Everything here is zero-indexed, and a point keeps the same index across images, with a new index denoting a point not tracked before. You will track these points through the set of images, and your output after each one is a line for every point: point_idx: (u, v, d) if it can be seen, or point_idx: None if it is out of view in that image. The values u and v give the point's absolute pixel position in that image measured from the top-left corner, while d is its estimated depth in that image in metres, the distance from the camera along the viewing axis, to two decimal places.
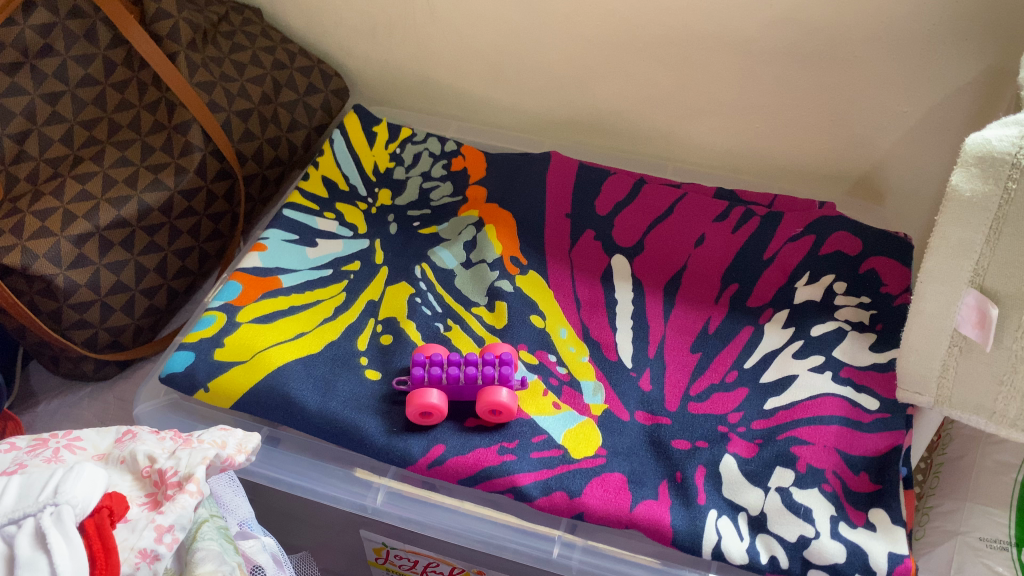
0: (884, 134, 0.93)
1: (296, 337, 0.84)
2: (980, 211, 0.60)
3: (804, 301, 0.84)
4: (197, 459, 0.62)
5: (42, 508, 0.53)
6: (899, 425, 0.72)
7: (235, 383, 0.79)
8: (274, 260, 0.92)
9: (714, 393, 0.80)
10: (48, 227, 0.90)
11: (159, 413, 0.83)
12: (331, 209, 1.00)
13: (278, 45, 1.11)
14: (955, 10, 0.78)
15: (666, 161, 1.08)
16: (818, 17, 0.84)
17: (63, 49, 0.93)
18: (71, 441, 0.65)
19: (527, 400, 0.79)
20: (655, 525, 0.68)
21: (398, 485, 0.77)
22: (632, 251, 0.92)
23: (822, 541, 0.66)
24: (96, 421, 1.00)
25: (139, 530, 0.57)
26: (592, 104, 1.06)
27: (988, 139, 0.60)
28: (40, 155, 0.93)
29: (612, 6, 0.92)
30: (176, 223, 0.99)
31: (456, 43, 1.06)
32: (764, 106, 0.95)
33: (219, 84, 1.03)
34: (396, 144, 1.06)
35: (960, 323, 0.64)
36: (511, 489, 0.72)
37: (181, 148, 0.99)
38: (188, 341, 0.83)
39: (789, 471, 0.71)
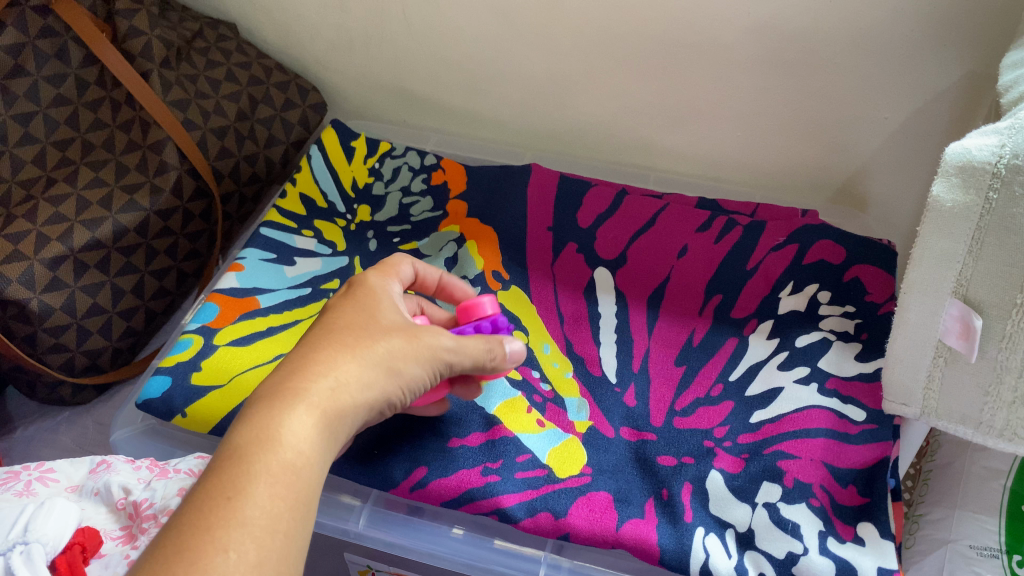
0: (865, 142, 0.93)
1: (274, 359, 0.82)
2: (962, 221, 0.60)
3: (789, 312, 0.84)
4: (172, 490, 0.61)
5: (11, 547, 0.52)
6: (887, 436, 0.71)
7: (212, 408, 0.77)
8: (252, 280, 0.91)
9: (700, 407, 0.79)
10: (22, 251, 0.88)
11: (136, 439, 0.82)
12: (309, 226, 0.99)
13: (253, 60, 1.10)
14: (933, 16, 0.78)
15: (648, 171, 1.08)
16: (796, 25, 0.83)
17: (34, 69, 0.92)
18: (43, 473, 0.64)
19: (511, 417, 0.78)
20: (642, 545, 0.67)
21: (381, 508, 0.77)
22: (615, 264, 0.91)
23: (810, 557, 0.65)
24: (75, 445, 0.99)
25: (112, 566, 0.56)
26: (572, 115, 1.05)
27: (968, 149, 0.61)
28: (13, 177, 0.91)
29: (591, 17, 0.91)
30: (152, 244, 0.98)
31: (434, 56, 1.05)
32: (744, 115, 0.95)
33: (194, 101, 1.02)
34: (374, 158, 1.05)
35: (944, 334, 0.63)
36: (496, 511, 0.70)
37: (155, 167, 0.97)
38: (165, 365, 0.82)
39: (775, 486, 0.70)
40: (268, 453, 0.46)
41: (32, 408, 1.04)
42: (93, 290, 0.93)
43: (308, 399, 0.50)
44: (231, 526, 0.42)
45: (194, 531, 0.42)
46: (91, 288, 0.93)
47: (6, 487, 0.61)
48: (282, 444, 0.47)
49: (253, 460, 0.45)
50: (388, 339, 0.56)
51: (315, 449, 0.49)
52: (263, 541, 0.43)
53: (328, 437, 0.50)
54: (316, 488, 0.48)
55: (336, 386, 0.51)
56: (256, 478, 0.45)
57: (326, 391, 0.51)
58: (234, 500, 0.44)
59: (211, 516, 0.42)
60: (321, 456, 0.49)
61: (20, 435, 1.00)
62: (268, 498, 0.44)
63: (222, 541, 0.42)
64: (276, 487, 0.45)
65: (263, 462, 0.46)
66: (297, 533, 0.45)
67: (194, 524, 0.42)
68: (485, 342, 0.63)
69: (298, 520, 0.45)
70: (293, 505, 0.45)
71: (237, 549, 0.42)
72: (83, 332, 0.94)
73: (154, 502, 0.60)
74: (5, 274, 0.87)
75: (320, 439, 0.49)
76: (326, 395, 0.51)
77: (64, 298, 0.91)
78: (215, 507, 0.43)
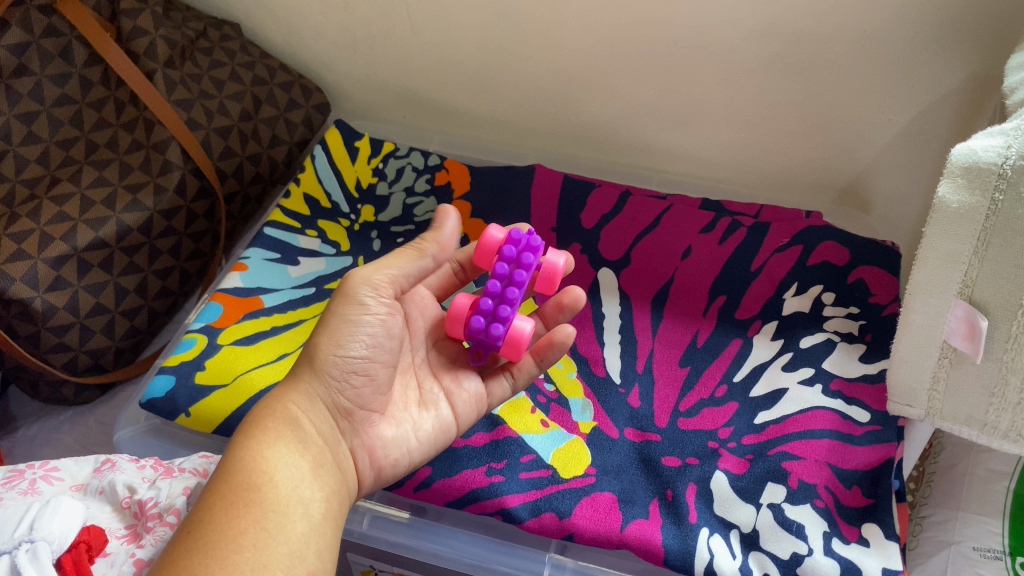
0: (869, 143, 0.93)
1: (278, 358, 0.82)
2: (968, 222, 0.60)
3: (793, 313, 0.84)
4: (178, 490, 0.61)
5: (16, 545, 0.52)
6: (891, 437, 0.71)
7: (216, 408, 0.77)
8: (256, 280, 0.91)
9: (704, 408, 0.79)
10: (25, 250, 0.88)
11: (139, 439, 0.82)
12: (313, 226, 0.99)
13: (257, 60, 1.10)
14: (936, 17, 0.78)
15: (651, 172, 1.08)
16: (801, 26, 0.83)
17: (38, 69, 0.92)
18: (48, 471, 0.63)
19: (515, 418, 0.78)
20: (646, 545, 0.67)
21: (384, 509, 0.76)
22: (619, 265, 0.91)
23: (816, 558, 0.65)
24: (77, 446, 0.99)
25: (118, 564, 0.56)
26: (576, 116, 1.05)
27: (974, 150, 0.60)
28: (17, 176, 0.91)
29: (596, 18, 0.91)
30: (155, 243, 0.98)
31: (438, 57, 1.05)
32: (749, 116, 0.95)
33: (198, 102, 1.02)
34: (379, 159, 1.05)
35: (949, 335, 0.63)
36: (500, 511, 0.71)
37: (159, 167, 0.97)
38: (168, 365, 0.82)
39: (780, 487, 0.70)
40: (225, 485, 0.50)
41: (35, 407, 1.04)
42: (97, 289, 0.93)
43: (255, 436, 0.54)
44: (193, 553, 0.46)
45: (161, 569, 0.45)
46: (94, 287, 0.93)
47: (11, 486, 0.61)
48: (237, 474, 0.51)
49: (208, 497, 0.49)
50: (312, 350, 0.60)
51: (278, 470, 0.52)
52: (230, 558, 0.46)
53: (293, 460, 0.54)
54: (292, 503, 0.51)
55: (281, 419, 0.56)
56: (214, 508, 0.48)
57: (270, 424, 0.55)
58: (193, 532, 0.47)
59: (174, 553, 0.46)
60: (289, 476, 0.52)
61: (22, 435, 1.00)
62: (226, 520, 0.48)
63: (186, 569, 0.45)
64: (238, 511, 0.48)
65: (219, 494, 0.49)
66: (272, 544, 0.48)
67: (162, 564, 0.46)
68: (397, 253, 0.64)
69: (270, 534, 0.48)
70: (259, 522, 0.48)
71: (203, 571, 0.45)
72: (86, 332, 0.94)
73: (159, 501, 0.60)
74: (9, 272, 0.87)
75: (280, 462, 0.53)
76: (273, 428, 0.55)
77: (67, 297, 0.91)
78: (177, 547, 0.47)
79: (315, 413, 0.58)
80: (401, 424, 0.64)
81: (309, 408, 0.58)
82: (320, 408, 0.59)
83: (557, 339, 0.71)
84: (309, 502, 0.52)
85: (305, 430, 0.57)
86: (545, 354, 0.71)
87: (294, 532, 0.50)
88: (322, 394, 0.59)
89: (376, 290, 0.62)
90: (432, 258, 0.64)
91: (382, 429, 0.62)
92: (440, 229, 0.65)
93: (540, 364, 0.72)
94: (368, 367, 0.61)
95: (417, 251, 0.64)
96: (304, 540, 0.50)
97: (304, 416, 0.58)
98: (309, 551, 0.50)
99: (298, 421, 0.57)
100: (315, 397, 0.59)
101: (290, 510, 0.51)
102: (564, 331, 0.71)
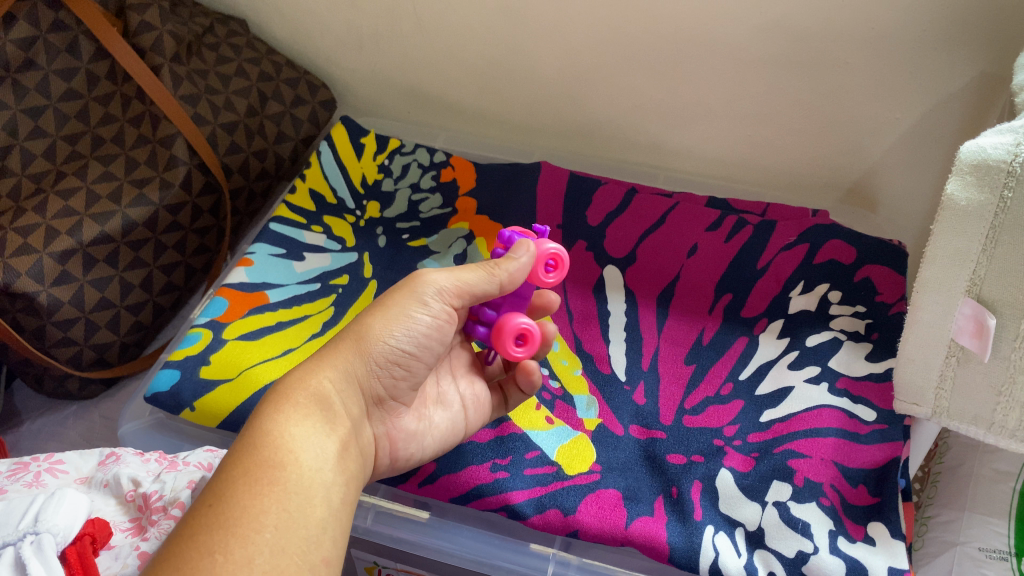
0: (876, 142, 0.93)
1: (283, 354, 0.82)
2: (977, 220, 0.60)
3: (799, 311, 0.83)
4: (182, 483, 0.61)
5: (21, 537, 0.52)
6: (897, 435, 0.71)
7: (221, 402, 0.77)
8: (261, 275, 0.91)
9: (709, 406, 0.79)
10: (31, 244, 0.88)
11: (144, 433, 0.82)
12: (318, 222, 0.99)
13: (263, 56, 1.10)
14: (945, 16, 0.78)
15: (657, 170, 1.08)
16: (808, 24, 0.83)
17: (44, 63, 0.92)
18: (52, 464, 0.63)
19: (520, 415, 0.78)
20: (651, 542, 0.67)
21: (388, 504, 0.76)
22: (624, 262, 0.91)
23: (821, 556, 0.65)
24: (82, 440, 0.99)
25: (122, 558, 0.56)
26: (582, 114, 1.05)
27: (983, 148, 0.60)
28: (23, 171, 0.91)
29: (602, 15, 0.91)
30: (161, 238, 0.98)
31: (444, 54, 1.05)
32: (755, 114, 0.95)
33: (204, 97, 1.02)
34: (384, 155, 1.05)
35: (957, 333, 0.62)
36: (504, 507, 0.70)
37: (165, 162, 0.97)
38: (173, 359, 0.82)
39: (786, 485, 0.70)
40: (250, 459, 0.49)
41: (39, 402, 1.04)
42: (102, 283, 0.93)
43: (284, 409, 0.53)
44: (214, 527, 0.44)
45: (178, 541, 0.44)
46: (99, 282, 0.93)
47: (16, 479, 0.61)
48: (263, 447, 0.49)
49: (232, 469, 0.48)
50: (359, 331, 0.59)
51: (303, 450, 0.51)
52: (250, 537, 0.45)
53: (320, 440, 0.53)
54: (314, 485, 0.50)
55: (313, 395, 0.55)
56: (239, 482, 0.47)
57: (302, 400, 0.54)
58: (214, 505, 0.46)
59: (195, 524, 0.45)
60: (313, 457, 0.51)
61: (27, 429, 1.00)
62: (251, 496, 0.46)
63: (206, 545, 0.43)
64: (261, 488, 0.47)
65: (245, 468, 0.48)
66: (292, 527, 0.47)
67: (179, 534, 0.44)
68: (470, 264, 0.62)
69: (291, 515, 0.47)
70: (282, 502, 0.47)
71: (224, 551, 0.43)
72: (91, 326, 0.94)
73: (164, 494, 0.60)
74: (14, 266, 0.87)
75: (307, 441, 0.52)
76: (303, 403, 0.54)
77: (73, 291, 0.91)
78: (196, 520, 0.45)
79: (347, 394, 0.57)
80: (424, 419, 0.66)
81: (342, 388, 0.57)
82: (353, 389, 0.58)
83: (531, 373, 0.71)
84: (330, 486, 0.51)
85: (335, 410, 0.55)
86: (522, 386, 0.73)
87: (314, 517, 0.49)
88: (359, 378, 0.59)
89: (438, 295, 0.61)
90: (503, 282, 0.61)
91: (405, 421, 0.64)
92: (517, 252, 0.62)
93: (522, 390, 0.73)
94: (407, 361, 0.61)
95: (488, 271, 0.61)
96: (322, 526, 0.49)
97: (336, 396, 0.56)
98: (326, 538, 0.49)
99: (330, 401, 0.55)
100: (350, 379, 0.58)
101: (312, 492, 0.49)
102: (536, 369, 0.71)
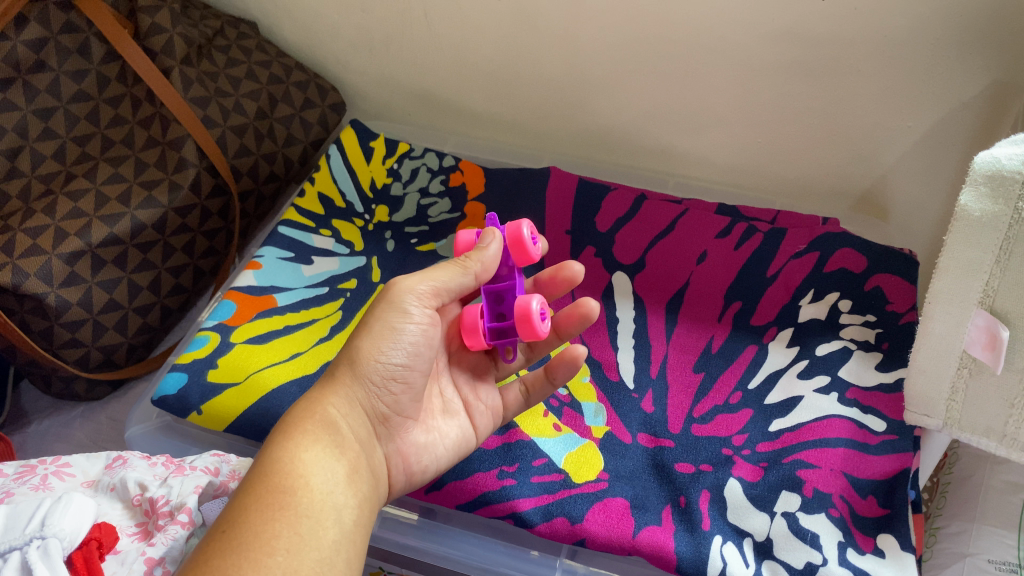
0: (888, 150, 0.92)
1: (291, 358, 0.82)
2: (990, 231, 0.59)
3: (809, 320, 0.83)
4: (189, 488, 0.61)
5: (28, 541, 0.52)
6: (907, 447, 0.71)
7: (227, 406, 0.77)
8: (270, 278, 0.91)
9: (718, 414, 0.78)
10: (40, 246, 0.88)
11: (151, 436, 0.82)
12: (327, 226, 0.99)
13: (274, 59, 1.10)
14: (957, 24, 0.77)
15: (667, 176, 1.07)
16: (820, 31, 0.83)
17: (55, 65, 0.92)
18: (59, 467, 0.63)
19: (527, 422, 0.78)
20: (659, 552, 0.67)
21: (395, 510, 0.76)
22: (633, 269, 0.91)
23: (830, 568, 0.64)
24: (88, 441, 0.99)
25: (129, 563, 0.56)
26: (592, 119, 1.05)
27: (997, 158, 0.60)
28: (32, 172, 0.91)
29: (613, 21, 0.91)
30: (170, 240, 0.98)
31: (454, 58, 1.05)
32: (766, 121, 0.94)
33: (214, 99, 1.02)
34: (393, 159, 1.04)
35: (969, 344, 0.62)
36: (511, 515, 0.70)
37: (174, 164, 0.97)
38: (181, 362, 0.82)
39: (795, 495, 0.69)
40: (261, 487, 0.50)
41: (46, 403, 1.04)
42: (110, 285, 0.93)
43: (293, 437, 0.54)
44: (226, 553, 0.46)
45: (194, 567, 0.45)
46: (108, 283, 0.93)
47: (23, 482, 0.61)
48: (273, 475, 0.51)
49: (244, 497, 0.50)
50: (351, 356, 0.60)
51: (313, 474, 0.52)
52: (263, 561, 0.46)
53: (329, 464, 0.54)
54: (325, 509, 0.51)
55: (320, 420, 0.56)
56: (250, 509, 0.49)
57: (310, 426, 0.56)
58: (227, 532, 0.47)
59: (208, 551, 0.46)
60: (324, 480, 0.53)
61: (33, 430, 1.00)
62: (261, 521, 0.48)
63: (220, 570, 0.45)
64: (273, 513, 0.49)
65: (256, 495, 0.49)
66: (304, 550, 0.48)
67: (194, 561, 0.46)
68: (443, 264, 0.64)
69: (303, 539, 0.48)
70: (293, 526, 0.49)
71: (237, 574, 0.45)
72: (99, 328, 0.94)
73: (170, 499, 0.59)
74: (23, 267, 0.87)
75: (317, 466, 0.53)
76: (311, 429, 0.55)
77: (81, 293, 0.91)
78: (211, 546, 0.47)
79: (353, 417, 0.59)
80: (430, 430, 0.65)
81: (347, 411, 0.59)
82: (359, 411, 0.60)
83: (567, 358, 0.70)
84: (342, 508, 0.52)
85: (342, 434, 0.57)
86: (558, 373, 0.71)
87: (327, 540, 0.50)
88: (362, 400, 0.60)
89: (416, 299, 0.62)
90: (477, 274, 0.63)
91: (414, 434, 0.64)
92: (484, 247, 0.64)
93: (552, 380, 0.72)
94: (404, 374, 0.61)
95: (460, 266, 0.63)
96: (335, 548, 0.50)
97: (342, 419, 0.58)
98: (339, 559, 0.50)
99: (337, 424, 0.57)
100: (354, 402, 0.59)
101: (323, 517, 0.51)
102: (576, 353, 0.70)
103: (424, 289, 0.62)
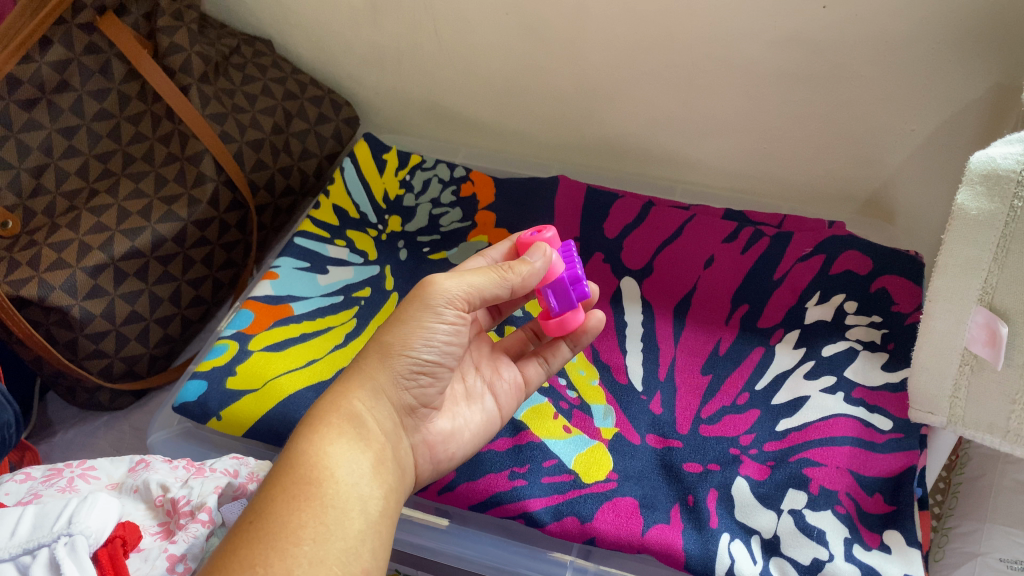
0: (893, 153, 0.93)
1: (307, 364, 0.84)
2: (987, 229, 0.60)
3: (816, 322, 0.84)
4: (209, 488, 0.62)
5: (55, 538, 0.54)
6: (914, 445, 0.72)
7: (247, 411, 0.79)
8: (286, 288, 0.94)
9: (726, 415, 0.79)
10: (65, 260, 0.91)
11: (172, 442, 0.84)
12: (342, 236, 1.01)
13: (289, 75, 1.13)
14: (956, 28, 0.79)
15: (675, 183, 1.09)
16: (821, 38, 0.84)
17: (79, 85, 0.95)
18: (85, 470, 0.66)
19: (537, 424, 0.79)
20: (668, 550, 0.68)
21: (410, 512, 0.78)
22: (642, 274, 0.92)
23: (836, 564, 0.65)
24: (112, 449, 1.01)
25: (152, 560, 0.58)
26: (600, 128, 1.07)
27: (993, 158, 0.61)
28: (57, 189, 0.93)
29: (617, 34, 0.93)
30: (189, 253, 1.01)
31: (465, 71, 1.08)
32: (770, 129, 0.96)
33: (231, 116, 1.05)
34: (406, 171, 1.07)
35: (970, 342, 0.63)
36: (523, 514, 0.72)
37: (193, 178, 1.00)
38: (202, 370, 0.84)
39: (801, 493, 0.70)
40: (288, 478, 0.52)
41: (71, 413, 1.06)
42: (132, 297, 0.96)
43: (319, 430, 0.56)
44: (254, 544, 0.48)
45: (221, 558, 0.48)
46: (129, 295, 0.96)
47: (50, 484, 0.64)
48: (299, 467, 0.53)
49: (271, 490, 0.52)
50: (380, 348, 0.61)
51: (339, 466, 0.54)
52: (290, 551, 0.48)
53: (355, 456, 0.56)
54: (351, 500, 0.53)
55: (345, 414, 0.58)
56: (277, 501, 0.51)
57: (337, 420, 0.57)
58: (255, 522, 0.49)
59: (234, 543, 0.48)
60: (350, 473, 0.54)
61: (59, 439, 1.03)
62: (288, 512, 0.50)
63: (247, 561, 0.47)
64: (299, 505, 0.51)
65: (283, 486, 0.51)
66: (330, 540, 0.50)
67: (223, 552, 0.48)
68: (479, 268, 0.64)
69: (329, 529, 0.50)
70: (318, 517, 0.51)
71: (264, 564, 0.47)
72: (121, 340, 0.96)
73: (191, 499, 0.61)
74: (49, 280, 0.89)
75: (343, 458, 0.55)
76: (336, 424, 0.57)
77: (104, 304, 0.94)
78: (239, 538, 0.49)
79: (378, 409, 0.60)
80: (451, 418, 0.67)
81: (372, 403, 0.59)
82: (385, 403, 0.60)
83: (588, 323, 0.74)
84: (368, 499, 0.54)
85: (368, 428, 0.58)
86: (577, 339, 0.75)
87: (352, 530, 0.52)
88: (391, 393, 0.61)
89: (450, 300, 0.62)
90: (519, 280, 0.64)
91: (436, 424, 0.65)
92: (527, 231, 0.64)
93: (574, 347, 0.76)
94: (434, 369, 0.62)
95: (501, 276, 0.64)
96: (360, 537, 0.52)
97: (370, 412, 0.59)
98: (365, 550, 0.52)
99: (365, 417, 0.58)
100: (383, 394, 0.60)
101: (349, 507, 0.53)
102: (597, 317, 0.74)
103: (458, 292, 0.62)
